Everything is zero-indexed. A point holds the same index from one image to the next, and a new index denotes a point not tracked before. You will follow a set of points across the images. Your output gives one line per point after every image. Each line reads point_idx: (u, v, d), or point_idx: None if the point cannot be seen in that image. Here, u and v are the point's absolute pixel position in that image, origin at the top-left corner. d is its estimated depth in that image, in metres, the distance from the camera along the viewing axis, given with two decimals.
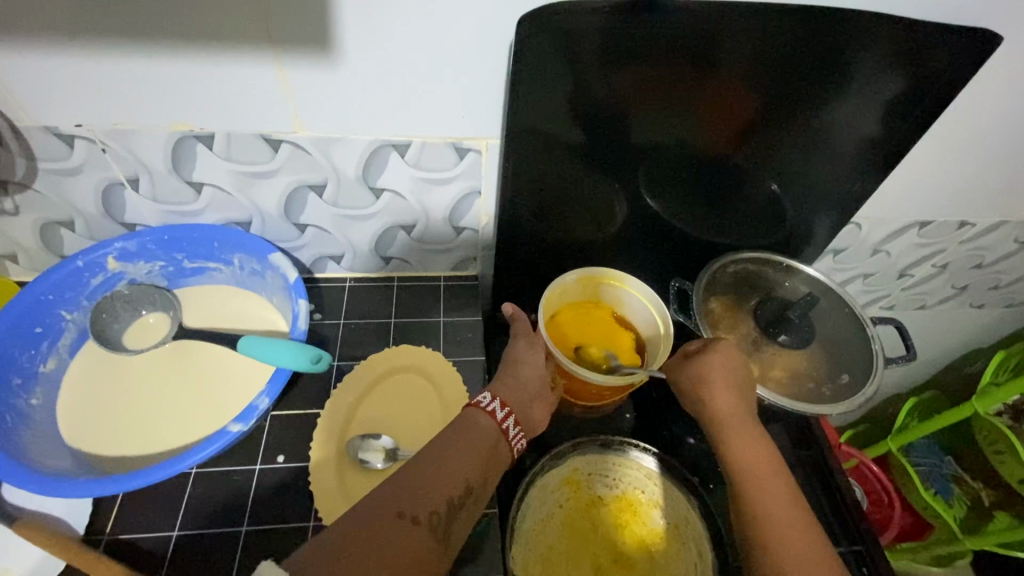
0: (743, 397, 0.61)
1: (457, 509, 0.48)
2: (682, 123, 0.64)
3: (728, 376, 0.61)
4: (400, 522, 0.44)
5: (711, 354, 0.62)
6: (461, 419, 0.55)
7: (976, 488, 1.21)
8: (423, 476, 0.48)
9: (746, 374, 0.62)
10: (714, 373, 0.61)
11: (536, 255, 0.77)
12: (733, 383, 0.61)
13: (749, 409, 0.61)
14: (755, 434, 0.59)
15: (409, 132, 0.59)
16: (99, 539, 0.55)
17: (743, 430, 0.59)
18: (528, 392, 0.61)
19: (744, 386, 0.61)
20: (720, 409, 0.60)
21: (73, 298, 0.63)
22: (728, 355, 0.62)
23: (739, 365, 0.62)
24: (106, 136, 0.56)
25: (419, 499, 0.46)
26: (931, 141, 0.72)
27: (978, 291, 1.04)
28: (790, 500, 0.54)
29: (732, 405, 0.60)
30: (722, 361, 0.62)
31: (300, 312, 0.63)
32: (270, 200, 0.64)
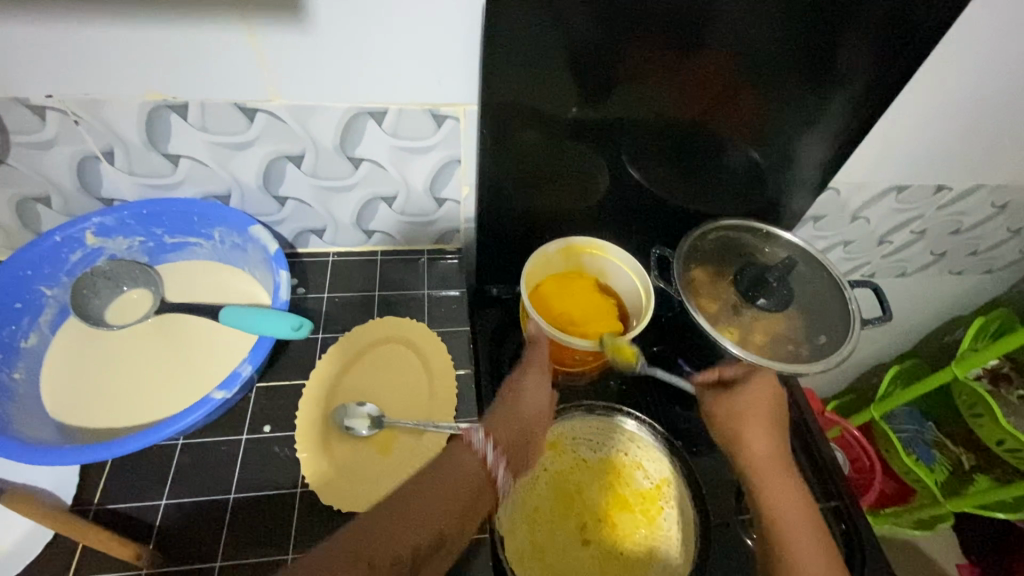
0: (774, 432, 0.69)
1: (422, 559, 0.45)
2: (661, 92, 0.64)
3: (764, 414, 0.69)
4: (355, 566, 0.41)
5: (748, 390, 0.69)
6: (448, 455, 0.53)
7: (956, 453, 1.24)
8: (397, 520, 0.45)
9: (777, 409, 0.70)
10: (751, 410, 0.69)
11: (519, 226, 0.77)
12: (768, 419, 0.69)
13: (779, 445, 0.69)
14: (781, 467, 0.67)
15: (385, 98, 0.59)
16: (88, 509, 0.56)
17: (772, 465, 0.67)
18: (526, 428, 0.64)
19: (776, 423, 0.69)
20: (754, 449, 0.68)
21: (53, 274, 0.63)
22: (765, 389, 0.70)
23: (772, 402, 0.70)
24: (78, 107, 0.55)
25: (386, 546, 0.43)
26: (906, 100, 0.72)
27: (957, 258, 1.06)
28: (808, 521, 0.63)
29: (765, 446, 0.68)
30: (759, 397, 0.69)
31: (281, 283, 0.63)
32: (248, 172, 0.64)
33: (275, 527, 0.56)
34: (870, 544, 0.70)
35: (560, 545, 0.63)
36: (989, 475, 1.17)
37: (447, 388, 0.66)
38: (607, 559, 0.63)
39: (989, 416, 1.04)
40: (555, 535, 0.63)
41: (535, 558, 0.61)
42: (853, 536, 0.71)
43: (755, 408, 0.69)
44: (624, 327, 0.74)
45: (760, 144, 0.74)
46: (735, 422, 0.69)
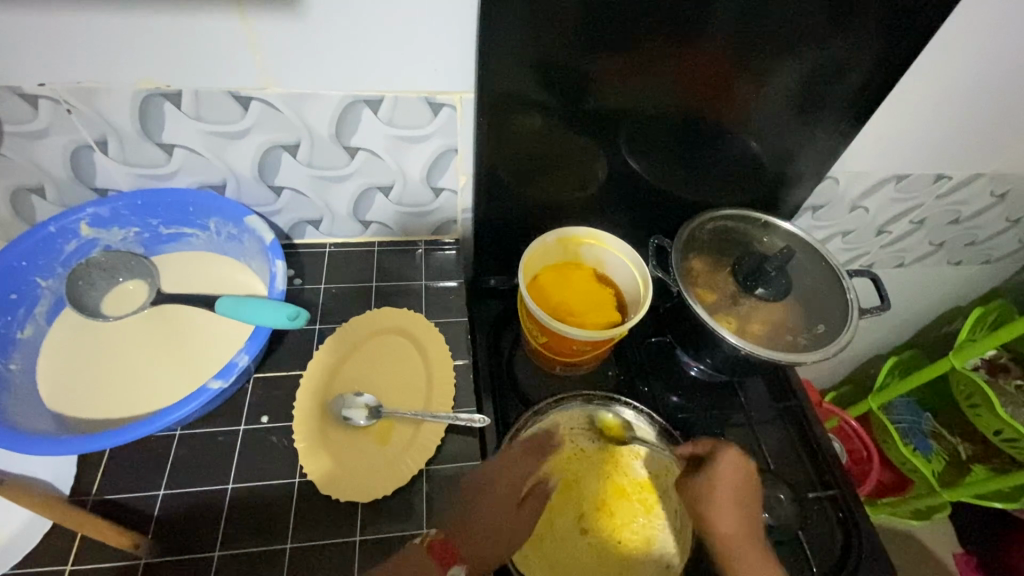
0: (746, 512, 0.61)
1: None
2: (659, 81, 0.64)
3: (733, 493, 0.61)
4: None
5: (717, 463, 0.62)
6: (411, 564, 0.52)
7: (954, 443, 1.25)
8: None
9: (750, 485, 0.63)
10: (719, 491, 0.61)
11: (516, 216, 0.77)
12: (737, 500, 0.61)
13: (751, 527, 0.61)
14: (759, 556, 0.59)
15: (380, 86, 0.59)
16: (86, 499, 0.56)
17: (743, 550, 0.59)
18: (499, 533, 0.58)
19: (745, 500, 0.62)
20: (724, 532, 0.60)
21: (47, 265, 0.63)
22: (734, 466, 0.62)
23: (745, 477, 0.62)
24: (70, 95, 0.55)
25: None
26: (906, 87, 0.72)
27: (956, 248, 1.06)
28: None
29: (735, 526, 0.60)
30: (728, 476, 0.62)
31: (278, 273, 0.62)
32: (244, 161, 0.64)
33: (273, 517, 0.56)
34: (866, 531, 0.70)
35: (558, 534, 0.63)
36: (987, 464, 1.18)
37: (445, 378, 0.66)
38: (604, 548, 0.63)
39: (986, 406, 1.05)
40: (553, 525, 0.64)
41: (533, 546, 0.62)
42: (850, 523, 0.71)
43: (722, 488, 0.61)
44: (623, 318, 0.74)
45: (759, 133, 0.73)
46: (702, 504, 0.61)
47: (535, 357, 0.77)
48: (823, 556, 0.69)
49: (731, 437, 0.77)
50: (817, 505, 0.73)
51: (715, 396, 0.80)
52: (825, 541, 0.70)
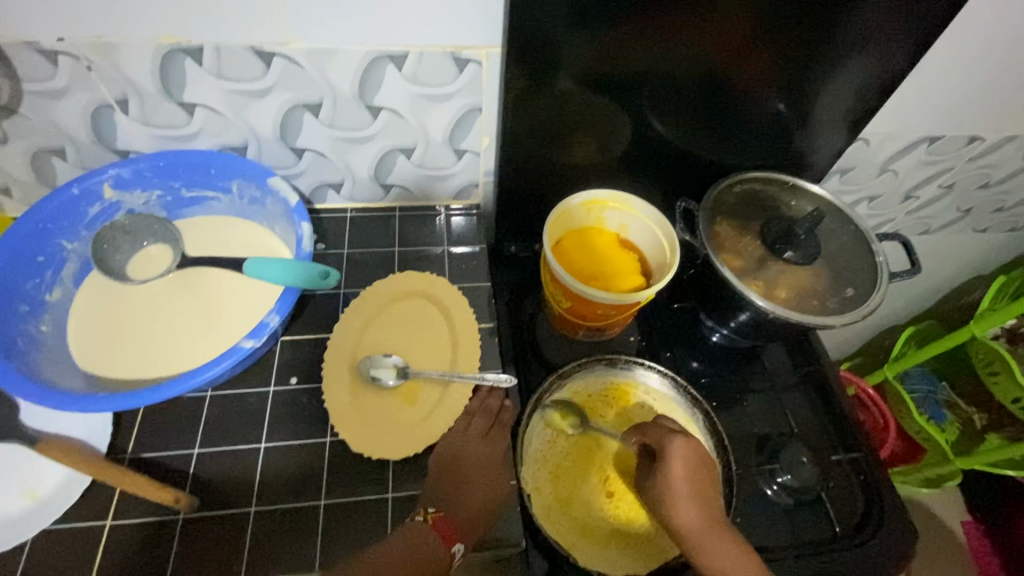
0: (705, 501, 0.58)
1: None
2: (688, 41, 0.61)
3: (688, 485, 0.58)
4: None
5: (671, 458, 0.58)
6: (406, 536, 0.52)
7: (968, 413, 1.25)
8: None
9: (706, 475, 0.59)
10: (673, 487, 0.58)
11: (538, 180, 0.75)
12: (694, 491, 0.58)
13: (715, 514, 0.57)
14: (727, 547, 0.55)
15: (405, 41, 0.57)
16: (122, 457, 0.57)
17: (707, 539, 0.56)
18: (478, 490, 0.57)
19: (705, 491, 0.58)
20: (685, 524, 0.57)
21: (72, 228, 0.62)
22: (686, 459, 0.58)
23: (698, 468, 0.59)
24: (90, 51, 0.53)
25: None
26: (947, 43, 0.69)
27: (983, 214, 1.04)
28: None
29: (696, 518, 0.56)
30: (679, 469, 0.58)
31: (304, 235, 0.61)
32: (266, 122, 0.63)
33: (307, 474, 0.57)
34: (888, 494, 0.70)
35: (583, 499, 0.64)
36: (1000, 434, 1.17)
37: (470, 339, 0.65)
38: (630, 508, 0.64)
39: (1006, 373, 1.04)
40: (579, 489, 0.65)
41: (561, 512, 0.63)
42: (872, 484, 0.71)
43: (682, 482, 0.58)
44: (647, 282, 0.73)
45: (789, 94, 0.71)
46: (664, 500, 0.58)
47: (557, 321, 0.77)
48: (845, 517, 0.70)
49: (753, 402, 0.77)
50: (839, 468, 0.73)
51: (737, 361, 0.80)
52: (847, 502, 0.71)
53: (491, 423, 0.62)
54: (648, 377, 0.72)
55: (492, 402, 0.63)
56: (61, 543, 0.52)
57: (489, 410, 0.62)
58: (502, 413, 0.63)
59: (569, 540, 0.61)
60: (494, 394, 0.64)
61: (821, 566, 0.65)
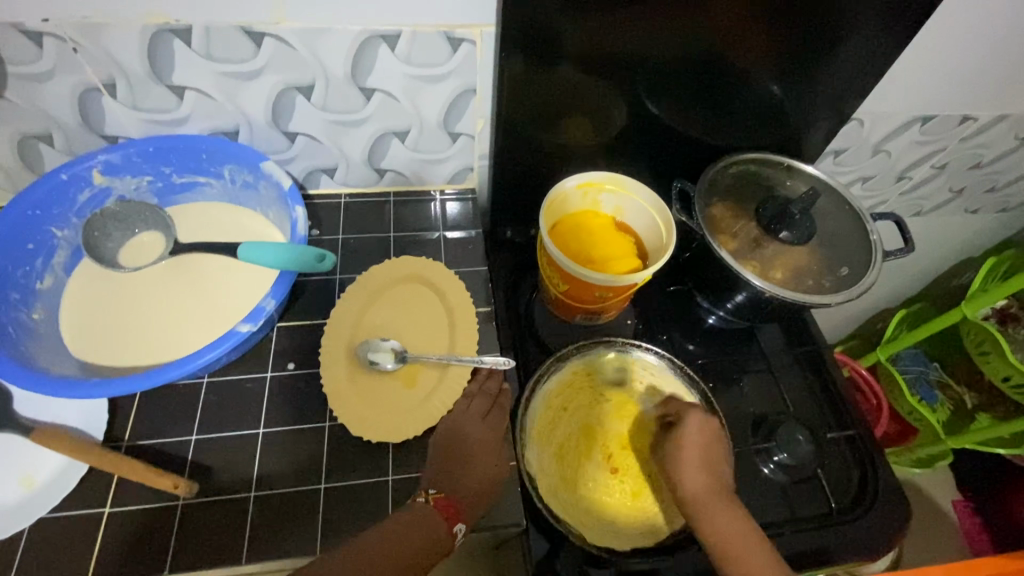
0: (715, 472, 0.59)
1: None
2: (683, 21, 0.61)
3: (701, 452, 0.59)
4: None
5: (687, 428, 0.60)
6: (406, 519, 0.51)
7: (959, 393, 1.26)
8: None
9: (719, 451, 0.61)
10: (685, 452, 0.59)
11: (533, 164, 0.75)
12: (705, 461, 0.59)
13: (721, 481, 0.59)
14: (729, 512, 0.57)
15: (398, 20, 0.56)
16: (119, 445, 0.56)
17: (713, 502, 0.57)
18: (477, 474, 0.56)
19: (716, 462, 0.60)
20: (690, 490, 0.58)
21: (62, 215, 0.61)
22: (700, 430, 0.60)
23: (711, 442, 0.60)
24: (75, 32, 0.52)
25: None
26: (941, 21, 0.69)
27: (975, 194, 1.05)
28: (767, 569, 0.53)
29: (702, 484, 0.58)
30: (694, 437, 0.60)
31: (298, 220, 0.61)
32: (257, 105, 0.62)
33: (306, 458, 0.57)
34: (881, 470, 0.71)
35: (590, 477, 0.64)
36: (990, 413, 1.20)
37: (468, 321, 0.65)
38: (636, 483, 0.64)
39: (997, 353, 1.04)
40: (583, 468, 0.64)
41: (570, 497, 0.62)
42: (867, 461, 0.72)
43: (694, 449, 0.59)
44: (642, 264, 0.73)
45: (784, 75, 0.71)
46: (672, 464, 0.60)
47: (553, 304, 0.77)
48: (839, 493, 0.71)
49: (750, 382, 0.77)
50: (833, 445, 0.74)
51: (732, 342, 0.80)
52: (841, 478, 0.72)
53: (491, 406, 0.61)
54: (645, 355, 0.72)
55: (491, 384, 0.62)
56: (58, 531, 0.52)
57: (488, 392, 0.61)
58: (501, 396, 0.63)
59: (578, 518, 0.61)
60: (492, 377, 0.63)
61: (817, 541, 0.66)
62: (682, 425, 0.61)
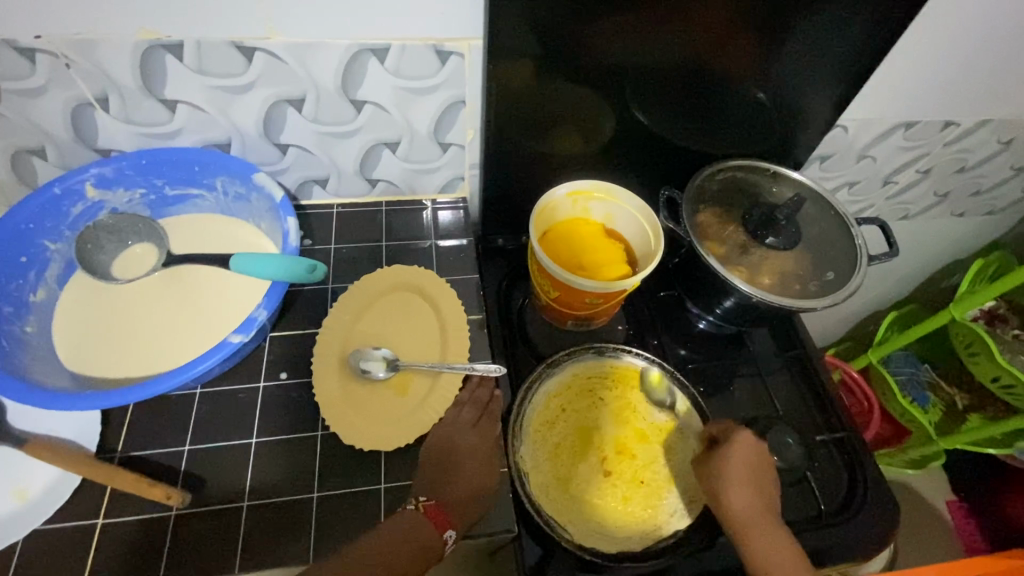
0: (760, 490, 0.62)
1: None
2: (666, 32, 0.62)
3: (747, 472, 0.62)
4: None
5: (736, 448, 0.62)
6: (398, 526, 0.52)
7: (950, 394, 1.27)
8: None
9: (765, 470, 0.63)
10: (734, 472, 0.61)
11: (524, 173, 0.76)
12: (751, 480, 0.61)
13: (764, 502, 0.61)
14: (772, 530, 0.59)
15: (387, 33, 0.57)
16: (112, 456, 0.57)
17: (758, 523, 0.59)
18: (469, 482, 0.57)
19: (758, 481, 0.62)
20: (737, 509, 0.60)
21: (55, 228, 0.62)
22: (748, 448, 0.63)
23: (758, 461, 0.63)
24: (68, 48, 0.53)
25: None
26: (920, 30, 0.70)
27: (960, 197, 1.07)
28: None
29: (748, 504, 0.60)
30: (744, 455, 0.62)
31: (290, 230, 0.61)
32: (249, 117, 0.62)
33: (299, 468, 0.57)
34: (871, 472, 0.72)
35: (583, 478, 0.64)
36: (981, 413, 1.21)
37: (460, 330, 0.66)
38: (627, 488, 0.64)
39: (985, 354, 1.04)
40: (576, 469, 0.65)
41: (560, 497, 0.63)
42: (857, 464, 0.73)
43: (741, 468, 0.62)
44: (632, 271, 0.74)
45: (768, 83, 0.72)
46: (719, 483, 0.61)
47: (545, 311, 0.77)
48: (831, 495, 0.71)
49: (740, 385, 0.78)
50: (824, 448, 0.75)
51: (723, 346, 0.81)
52: (831, 479, 0.73)
53: (481, 413, 0.62)
54: (638, 359, 0.73)
55: (481, 393, 0.62)
56: (53, 543, 0.52)
57: (478, 400, 0.62)
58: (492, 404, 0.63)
59: (566, 517, 0.61)
60: (483, 385, 0.63)
61: (807, 543, 0.67)
62: (732, 446, 0.62)
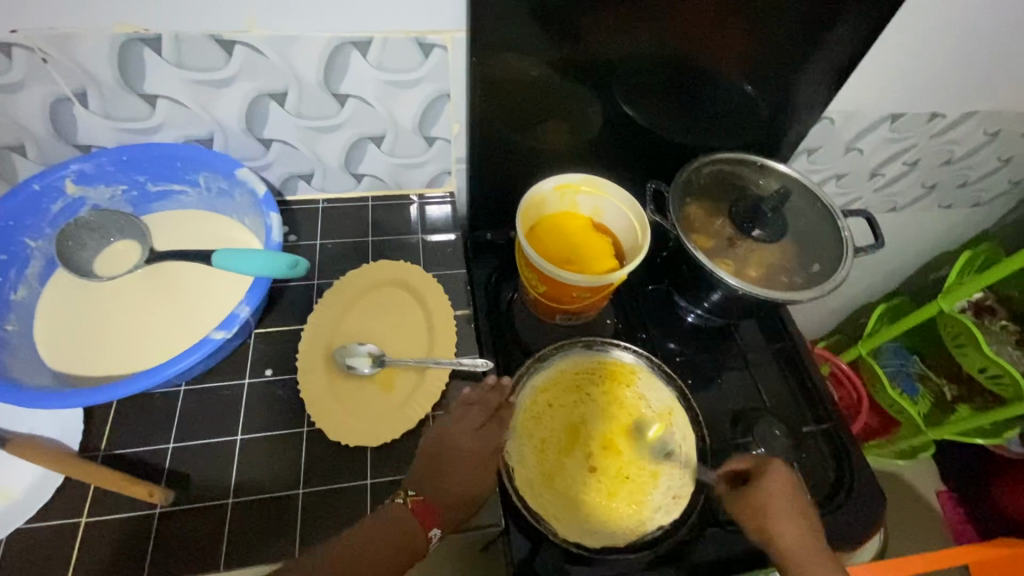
0: (805, 523, 0.60)
1: None
2: (651, 25, 0.62)
3: (788, 505, 0.60)
4: None
5: (772, 480, 0.61)
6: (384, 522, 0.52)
7: (939, 384, 1.28)
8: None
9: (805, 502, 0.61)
10: (775, 504, 0.59)
11: (510, 167, 0.76)
12: (794, 512, 0.59)
13: (812, 534, 0.59)
14: (820, 563, 0.58)
15: (369, 26, 0.56)
16: (95, 455, 0.56)
17: (808, 555, 0.58)
18: (462, 482, 0.56)
19: (802, 511, 0.60)
20: (786, 542, 0.58)
21: (35, 225, 0.61)
22: (784, 479, 0.61)
23: (799, 491, 0.61)
24: (44, 42, 0.52)
25: None
26: (905, 21, 0.70)
27: (947, 189, 1.07)
28: None
29: (796, 538, 0.58)
30: (781, 488, 0.60)
31: (273, 226, 0.61)
32: (231, 112, 0.62)
33: (284, 464, 0.57)
34: (858, 463, 0.73)
35: (569, 473, 0.64)
36: (970, 404, 1.22)
37: (446, 324, 0.66)
38: (613, 483, 0.64)
39: (973, 345, 1.04)
40: (563, 464, 0.65)
41: (546, 492, 0.62)
42: (843, 454, 0.74)
43: (784, 501, 0.60)
44: (620, 265, 0.74)
45: (754, 75, 0.72)
46: (765, 522, 0.59)
47: (533, 306, 0.77)
48: (817, 485, 0.72)
49: (728, 378, 0.78)
50: (810, 439, 0.75)
51: (711, 339, 0.81)
52: (819, 470, 0.73)
53: (489, 417, 0.60)
54: (624, 354, 0.73)
55: (492, 397, 0.60)
56: (35, 543, 0.52)
57: (488, 404, 0.60)
58: (503, 409, 0.61)
59: (550, 512, 0.61)
60: (497, 389, 0.61)
61: None
62: (767, 480, 0.61)
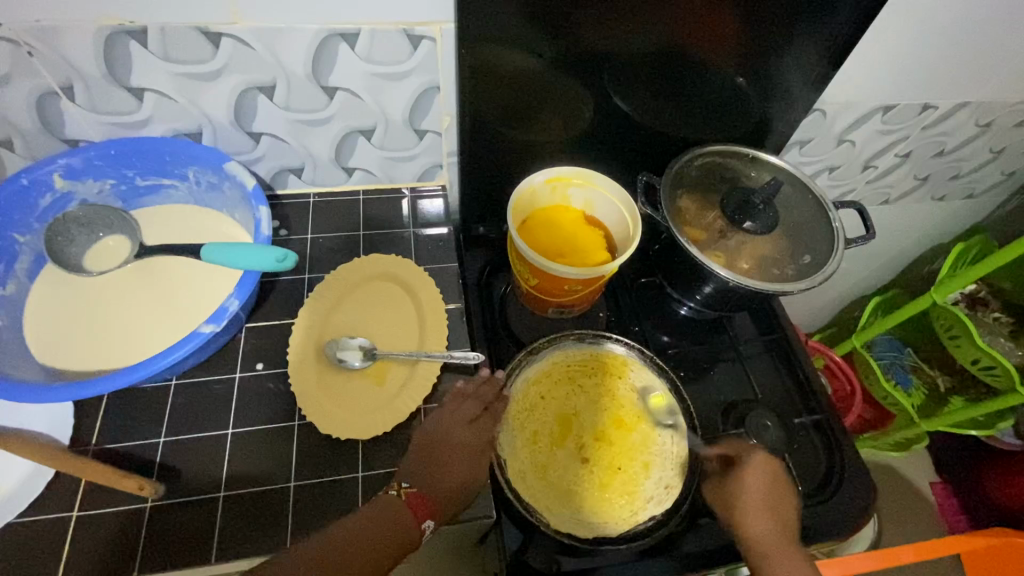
0: (778, 517, 0.61)
1: None
2: (640, 17, 0.62)
3: (762, 497, 0.61)
4: None
5: (750, 470, 0.63)
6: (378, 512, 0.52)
7: (932, 376, 1.30)
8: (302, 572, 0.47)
9: (784, 494, 0.63)
10: (749, 497, 0.61)
11: (501, 161, 0.76)
12: (768, 504, 0.61)
13: (785, 530, 0.60)
14: (790, 556, 0.58)
15: (356, 18, 0.56)
16: (86, 450, 0.56)
17: (779, 549, 0.59)
18: (456, 473, 0.57)
19: (778, 506, 0.61)
20: (756, 533, 0.59)
21: (23, 220, 0.61)
22: (762, 470, 0.63)
23: (776, 482, 0.63)
24: (28, 35, 0.52)
25: None
26: (896, 12, 0.70)
27: (940, 181, 1.07)
28: None
29: (767, 531, 0.59)
30: (756, 479, 0.62)
31: (262, 219, 0.61)
32: (219, 105, 0.62)
33: (276, 457, 0.57)
34: (848, 453, 0.73)
35: (561, 464, 0.64)
36: (963, 395, 1.23)
37: (436, 318, 0.66)
38: (605, 474, 0.64)
39: (966, 337, 1.04)
40: (555, 456, 0.64)
41: (538, 484, 0.62)
42: (835, 445, 0.74)
43: (758, 493, 0.61)
44: (611, 257, 0.74)
45: (746, 67, 0.71)
46: (735, 510, 0.61)
47: (525, 299, 0.77)
48: (808, 475, 0.72)
49: (720, 370, 0.79)
50: (803, 430, 0.75)
51: (703, 331, 0.82)
52: (810, 460, 0.74)
53: (483, 410, 0.62)
54: (615, 346, 0.73)
55: (486, 390, 0.63)
56: (27, 536, 0.52)
57: (482, 397, 0.62)
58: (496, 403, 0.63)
59: (542, 503, 0.61)
60: (491, 383, 0.64)
61: None
62: (744, 471, 0.63)
